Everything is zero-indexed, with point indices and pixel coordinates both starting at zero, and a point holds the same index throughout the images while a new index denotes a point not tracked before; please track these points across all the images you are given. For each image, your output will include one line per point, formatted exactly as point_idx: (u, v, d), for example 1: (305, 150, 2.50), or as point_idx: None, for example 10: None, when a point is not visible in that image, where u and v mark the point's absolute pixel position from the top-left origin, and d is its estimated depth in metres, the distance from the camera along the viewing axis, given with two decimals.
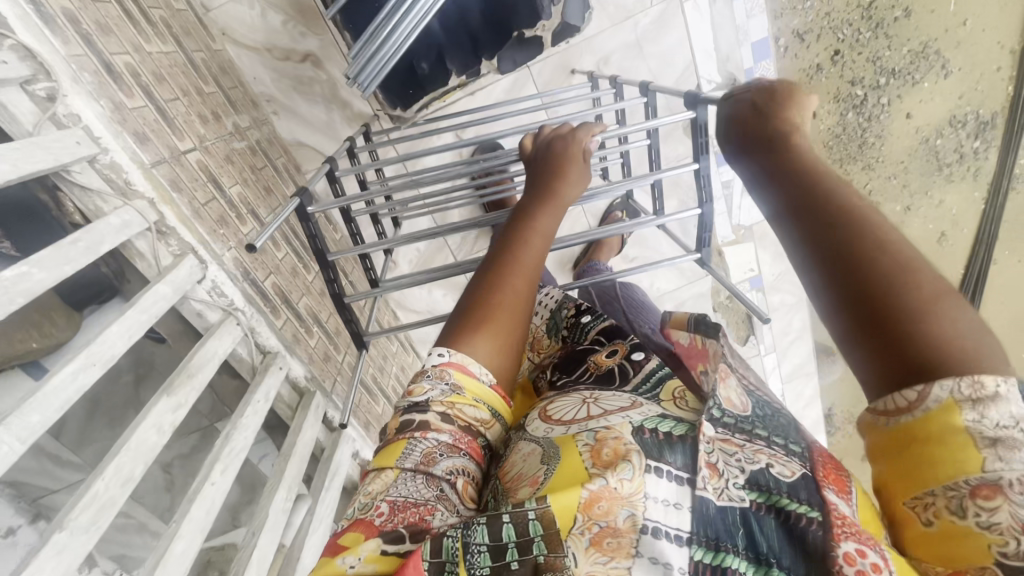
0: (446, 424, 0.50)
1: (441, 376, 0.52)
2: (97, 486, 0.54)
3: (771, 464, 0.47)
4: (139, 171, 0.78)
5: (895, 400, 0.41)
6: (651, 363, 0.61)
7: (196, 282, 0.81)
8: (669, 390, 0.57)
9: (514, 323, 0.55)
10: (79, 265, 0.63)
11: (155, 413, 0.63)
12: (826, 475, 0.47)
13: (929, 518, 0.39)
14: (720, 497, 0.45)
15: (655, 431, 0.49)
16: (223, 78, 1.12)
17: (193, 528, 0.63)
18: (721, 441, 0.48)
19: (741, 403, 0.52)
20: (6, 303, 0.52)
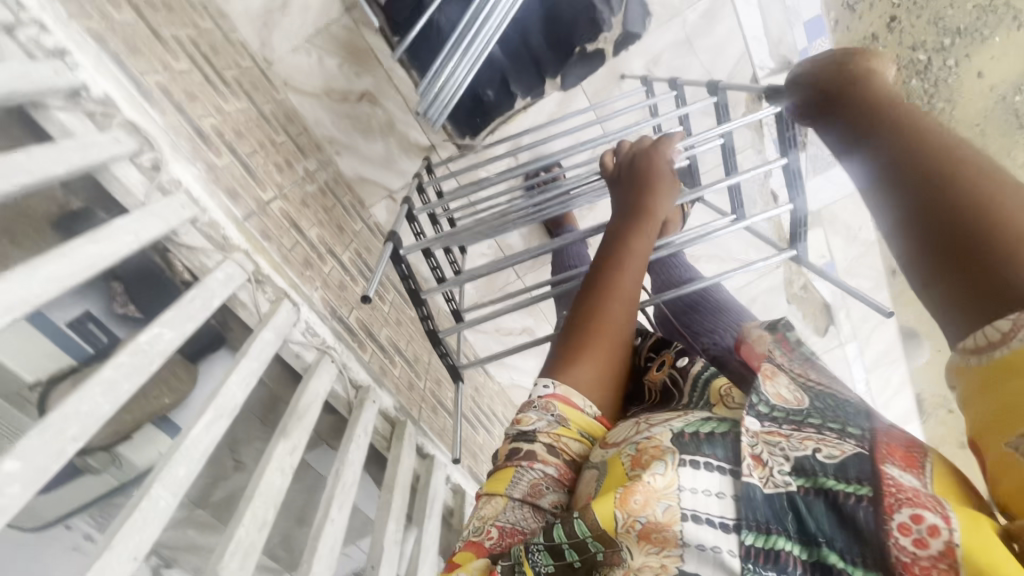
0: (553, 456, 0.50)
1: (547, 408, 0.52)
2: (240, 532, 0.57)
3: (818, 448, 0.44)
4: (234, 225, 0.83)
5: (985, 332, 0.35)
6: (697, 366, 0.60)
7: (293, 325, 0.85)
8: (716, 392, 0.54)
9: (616, 347, 0.55)
10: (198, 321, 0.66)
11: (276, 456, 0.66)
12: (890, 448, 0.42)
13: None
14: (767, 485, 0.44)
15: (695, 433, 0.46)
16: (291, 126, 1.18)
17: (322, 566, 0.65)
18: (766, 433, 0.46)
19: (795, 398, 0.48)
20: (148, 363, 0.56)
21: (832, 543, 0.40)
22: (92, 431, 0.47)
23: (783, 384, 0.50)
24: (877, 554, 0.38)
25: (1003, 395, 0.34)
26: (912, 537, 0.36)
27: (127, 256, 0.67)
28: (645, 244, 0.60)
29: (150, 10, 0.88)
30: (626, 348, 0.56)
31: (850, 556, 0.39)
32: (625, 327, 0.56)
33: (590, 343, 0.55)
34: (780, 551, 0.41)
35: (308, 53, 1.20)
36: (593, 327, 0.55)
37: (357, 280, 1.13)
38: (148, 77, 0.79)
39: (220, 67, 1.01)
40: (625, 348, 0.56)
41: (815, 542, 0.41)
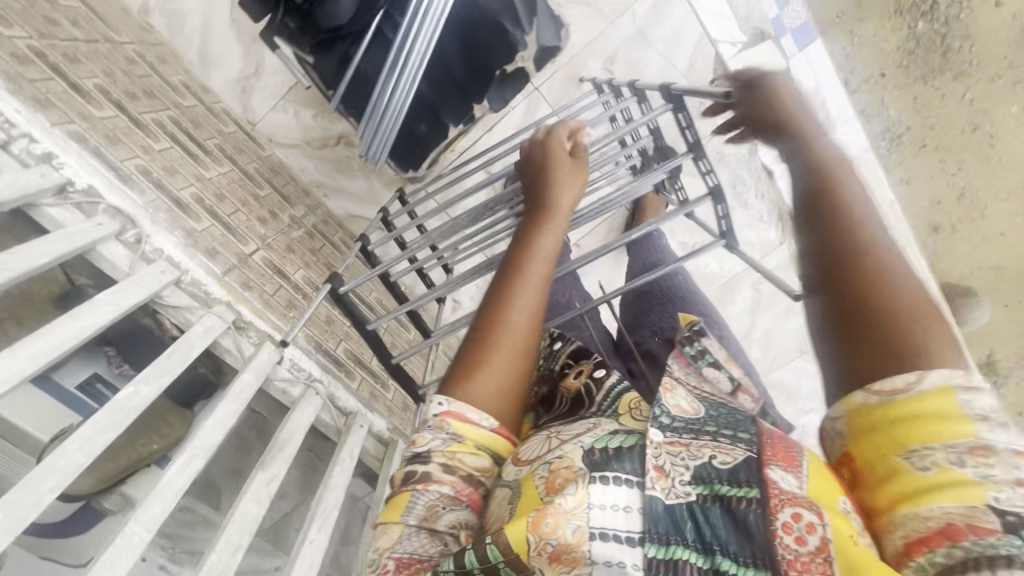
0: (448, 476, 0.54)
1: (442, 427, 0.56)
2: (212, 558, 0.64)
3: (711, 454, 0.47)
4: (215, 281, 0.92)
5: (892, 381, 0.42)
6: (611, 379, 0.72)
7: (276, 364, 0.93)
8: (626, 404, 0.67)
9: (508, 360, 0.58)
10: (176, 373, 0.75)
11: (253, 487, 0.74)
12: (772, 452, 0.46)
13: (925, 465, 0.39)
14: (669, 496, 0.45)
15: (603, 449, 0.49)
16: (276, 179, 1.28)
17: None
18: (667, 442, 0.49)
19: (692, 408, 0.52)
20: (123, 417, 0.65)
21: (725, 549, 0.42)
22: (69, 482, 0.56)
23: (681, 395, 0.54)
24: (767, 554, 0.40)
25: (890, 426, 0.41)
26: (795, 535, 0.40)
27: (114, 323, 0.77)
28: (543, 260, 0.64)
29: (131, 101, 1.00)
30: (521, 361, 0.59)
31: (744, 559, 0.41)
32: (517, 340, 0.59)
33: (481, 359, 0.58)
34: (682, 561, 0.42)
35: (285, 110, 1.31)
36: (484, 343, 0.59)
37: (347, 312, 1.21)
38: (128, 162, 0.90)
39: (202, 138, 1.13)
40: (521, 362, 0.59)
41: (711, 548, 0.42)
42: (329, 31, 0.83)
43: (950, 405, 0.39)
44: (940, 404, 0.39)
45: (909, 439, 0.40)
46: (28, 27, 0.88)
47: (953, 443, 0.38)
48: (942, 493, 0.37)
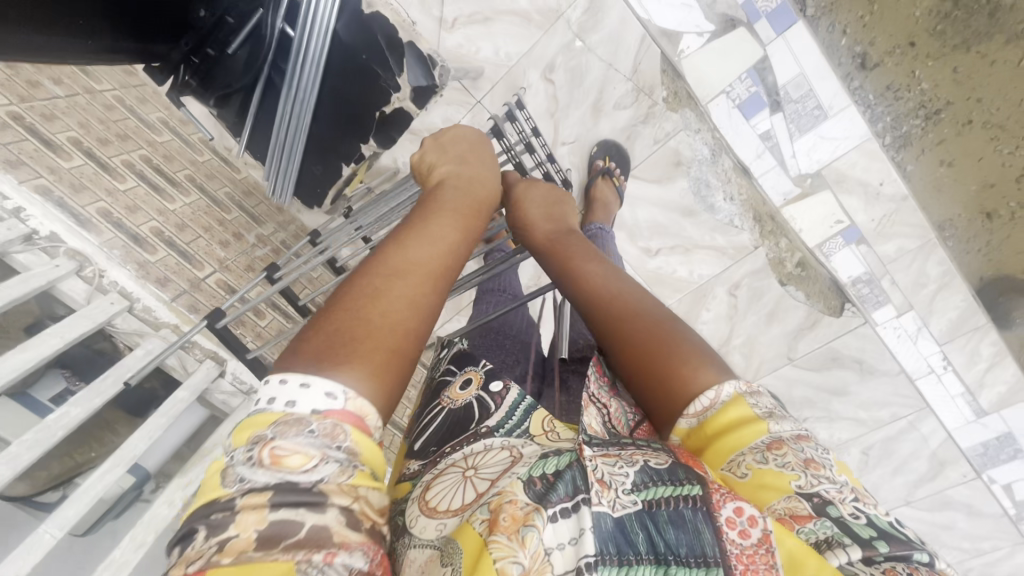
0: (355, 536, 0.39)
1: (335, 436, 0.42)
2: (115, 552, 0.79)
3: (647, 462, 0.56)
4: (165, 307, 1.07)
5: (701, 403, 0.59)
6: (511, 394, 0.73)
7: (216, 378, 1.07)
8: (538, 424, 0.68)
9: (391, 339, 0.49)
10: (109, 394, 0.90)
11: (166, 492, 0.88)
12: (687, 461, 0.57)
13: (745, 469, 0.54)
14: (615, 508, 0.50)
15: (544, 476, 0.53)
16: (247, 199, 1.42)
17: None
18: (601, 456, 0.56)
19: (601, 430, 0.62)
20: (49, 435, 0.80)
21: (678, 554, 0.48)
22: None
23: (595, 415, 0.63)
24: (717, 552, 0.47)
25: (719, 443, 0.57)
26: (738, 528, 0.48)
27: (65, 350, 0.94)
28: (442, 235, 0.60)
29: (102, 147, 1.16)
30: (416, 335, 0.51)
31: (695, 559, 0.47)
32: (409, 310, 0.52)
33: (359, 331, 0.48)
34: None
35: None
36: (365, 317, 0.49)
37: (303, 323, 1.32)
38: (91, 206, 1.06)
39: (172, 172, 1.27)
40: (412, 341, 0.51)
41: (662, 560, 0.48)
42: (227, 86, 0.94)
43: (747, 410, 0.58)
44: (737, 417, 0.57)
45: (730, 447, 0.56)
46: (10, 94, 1.05)
47: (755, 443, 0.55)
48: (771, 481, 0.52)
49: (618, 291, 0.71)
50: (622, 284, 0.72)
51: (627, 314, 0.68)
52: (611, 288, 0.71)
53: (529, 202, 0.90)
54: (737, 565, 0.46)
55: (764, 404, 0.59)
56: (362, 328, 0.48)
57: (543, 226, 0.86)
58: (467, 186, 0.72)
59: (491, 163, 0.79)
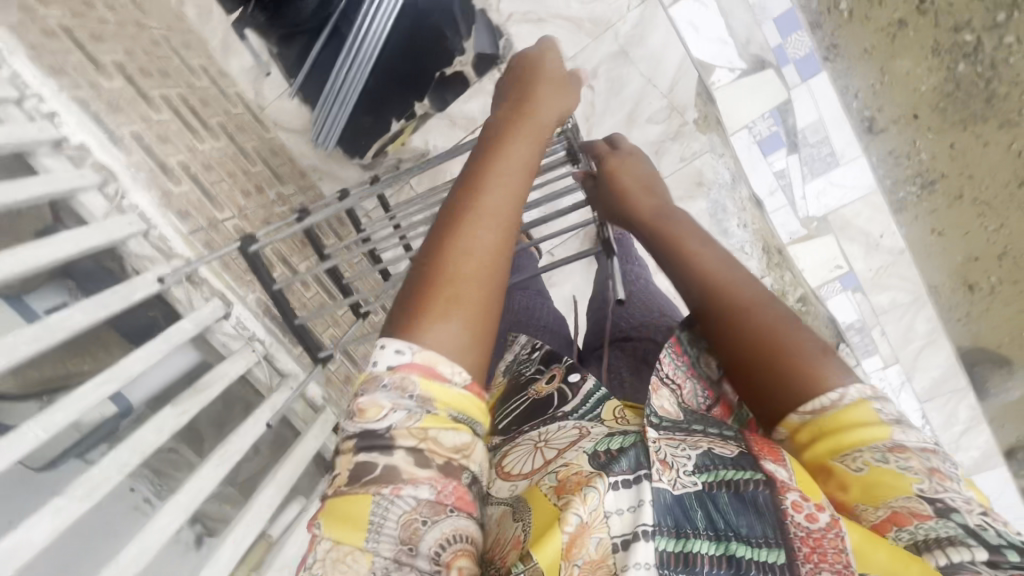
0: (424, 473, 0.49)
1: (404, 389, 0.50)
2: (97, 466, 0.73)
3: (711, 449, 0.58)
4: (181, 239, 1.04)
5: (823, 403, 0.59)
6: (587, 384, 0.71)
7: (220, 318, 1.04)
8: (611, 411, 0.67)
9: (474, 283, 0.53)
10: (114, 308, 0.86)
11: (158, 417, 0.83)
12: (760, 449, 0.58)
13: (860, 464, 0.54)
14: (676, 486, 0.55)
15: (608, 451, 0.58)
16: (272, 158, 1.41)
17: (179, 507, 0.79)
18: (665, 437, 0.59)
19: (674, 410, 0.63)
20: (50, 334, 0.76)
21: (739, 532, 0.52)
22: None
23: (666, 396, 0.64)
24: (780, 536, 0.51)
25: (833, 441, 0.57)
26: (803, 513, 0.51)
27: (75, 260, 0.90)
28: (505, 176, 0.59)
29: (143, 77, 1.15)
30: (489, 287, 0.54)
31: (757, 539, 0.51)
32: (483, 263, 0.54)
33: (444, 284, 0.53)
34: (692, 551, 0.51)
35: (292, 98, 1.44)
36: (450, 266, 0.53)
37: (311, 285, 1.30)
38: (124, 127, 1.04)
39: (205, 116, 1.27)
40: (486, 290, 0.54)
41: (721, 537, 0.52)
42: (293, 26, 0.95)
43: (869, 415, 0.58)
44: (856, 418, 0.57)
45: (849, 444, 0.56)
46: (64, 7, 1.05)
47: (876, 445, 0.55)
48: (886, 482, 0.52)
49: (734, 278, 0.68)
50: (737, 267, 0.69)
51: (740, 307, 0.65)
52: (724, 273, 0.69)
53: (627, 178, 0.86)
54: (803, 548, 0.49)
55: (891, 411, 0.59)
56: (443, 279, 0.53)
57: (646, 199, 0.83)
58: (527, 112, 0.68)
59: (559, 90, 0.73)
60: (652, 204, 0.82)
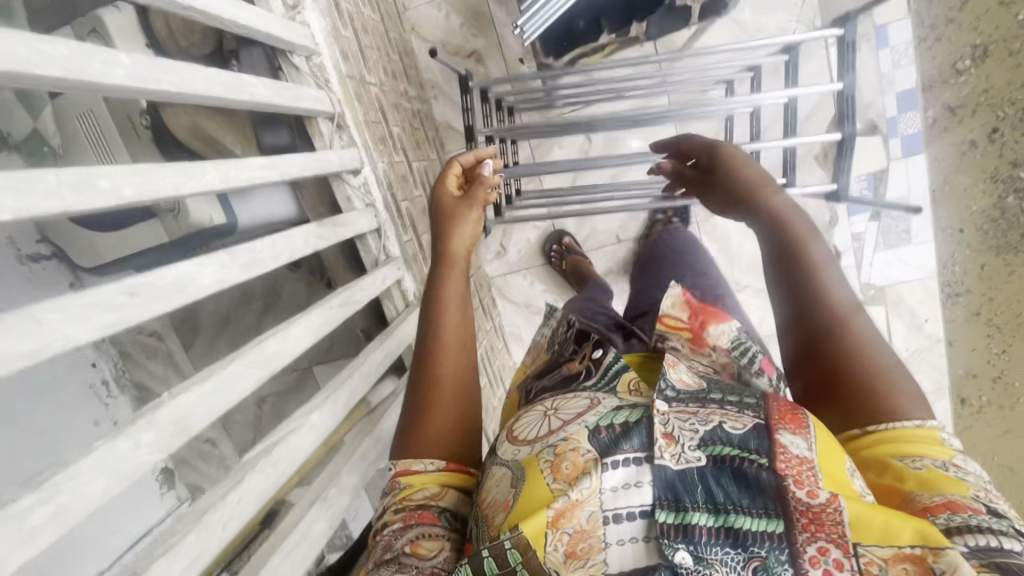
0: (399, 514, 0.58)
1: (392, 485, 0.61)
2: (256, 246, 0.62)
3: (721, 422, 0.50)
4: (337, 76, 0.96)
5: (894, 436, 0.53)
6: (608, 357, 0.65)
7: (353, 170, 0.95)
8: (625, 381, 0.61)
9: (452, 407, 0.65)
10: (285, 102, 0.77)
11: (305, 228, 0.73)
12: (780, 417, 0.50)
13: (919, 466, 0.49)
14: (678, 461, 0.47)
15: (611, 426, 0.51)
16: (405, 56, 1.35)
17: (311, 325, 0.68)
18: (675, 411, 0.52)
19: (693, 381, 0.58)
20: (239, 91, 0.66)
21: (738, 503, 0.45)
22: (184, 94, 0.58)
23: (682, 371, 0.59)
24: (781, 507, 0.44)
25: (880, 450, 0.52)
26: (805, 490, 0.44)
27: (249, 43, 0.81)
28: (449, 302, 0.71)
29: None
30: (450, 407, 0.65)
31: (756, 509, 0.44)
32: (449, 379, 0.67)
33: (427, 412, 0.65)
34: (692, 524, 0.44)
35: (441, 8, 1.40)
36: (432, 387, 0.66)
37: (418, 185, 1.21)
38: None
39: None
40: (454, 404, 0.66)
41: (721, 509, 0.44)
42: None
43: (931, 435, 0.53)
44: (922, 434, 0.52)
45: (896, 450, 0.52)
46: None
47: (936, 457, 0.50)
48: (938, 485, 0.47)
49: (851, 326, 0.60)
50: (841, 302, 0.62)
51: (850, 363, 0.58)
52: (847, 317, 0.60)
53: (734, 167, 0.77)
54: (801, 519, 0.43)
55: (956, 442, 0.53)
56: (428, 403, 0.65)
57: (769, 203, 0.71)
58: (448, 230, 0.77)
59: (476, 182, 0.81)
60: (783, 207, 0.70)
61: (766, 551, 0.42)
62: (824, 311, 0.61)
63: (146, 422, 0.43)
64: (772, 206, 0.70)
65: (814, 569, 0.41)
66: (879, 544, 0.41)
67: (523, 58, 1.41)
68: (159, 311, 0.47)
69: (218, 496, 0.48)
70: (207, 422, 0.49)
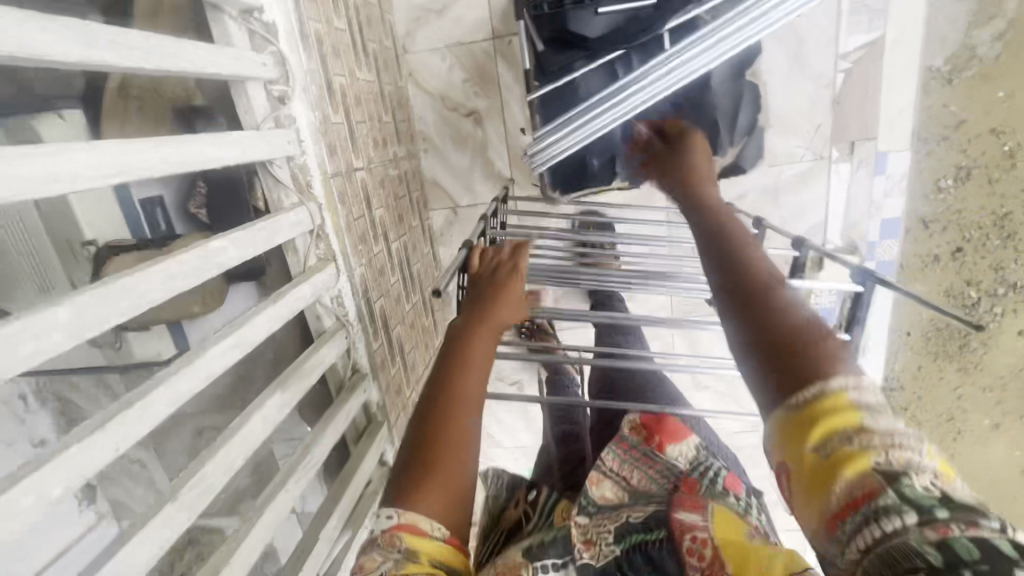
0: None
1: (391, 543, 0.47)
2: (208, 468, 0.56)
3: (630, 515, 0.54)
4: (321, 178, 0.85)
5: (811, 398, 0.39)
6: (543, 495, 0.64)
7: (328, 289, 0.86)
8: (561, 513, 0.59)
9: (463, 464, 0.52)
10: (259, 251, 0.68)
11: (265, 407, 0.66)
12: (679, 502, 0.54)
13: (825, 451, 0.37)
14: (598, 559, 0.51)
15: (541, 542, 0.53)
16: (398, 110, 1.23)
17: (262, 531, 0.65)
18: (594, 521, 0.55)
19: (616, 496, 0.59)
20: (203, 272, 0.57)
21: None
22: (138, 313, 0.49)
23: (607, 486, 0.60)
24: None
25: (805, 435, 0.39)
26: (698, 555, 0.47)
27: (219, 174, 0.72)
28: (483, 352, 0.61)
29: None
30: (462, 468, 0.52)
31: None
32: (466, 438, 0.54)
33: (429, 476, 0.51)
34: None
35: (444, 57, 1.28)
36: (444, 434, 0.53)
37: (396, 270, 1.13)
38: (312, 22, 0.85)
39: (367, 38, 1.07)
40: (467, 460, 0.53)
41: None
42: (576, 36, 0.84)
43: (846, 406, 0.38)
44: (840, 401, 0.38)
45: (822, 426, 0.38)
46: None
47: (864, 417, 0.37)
48: (846, 468, 0.36)
49: (797, 315, 0.46)
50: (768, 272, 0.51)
51: (803, 349, 0.43)
52: (799, 314, 0.46)
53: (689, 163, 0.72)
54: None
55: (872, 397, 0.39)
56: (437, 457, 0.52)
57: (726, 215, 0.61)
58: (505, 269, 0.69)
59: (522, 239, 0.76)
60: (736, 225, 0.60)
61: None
62: (774, 297, 0.48)
63: None
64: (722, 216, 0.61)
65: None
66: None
67: (525, 129, 1.31)
68: None
69: None
70: None
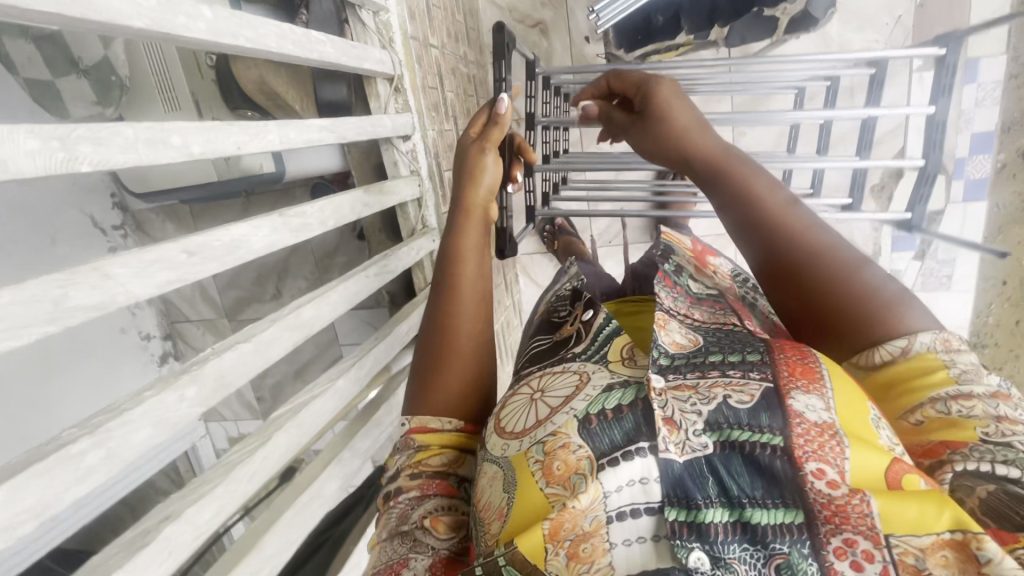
0: (414, 481, 0.49)
1: (407, 444, 0.51)
2: (306, 210, 0.63)
3: (726, 397, 0.41)
4: (402, 35, 0.93)
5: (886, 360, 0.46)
6: (600, 317, 0.52)
7: (404, 136, 0.94)
8: (618, 349, 0.49)
9: (475, 361, 0.54)
10: (348, 62, 0.76)
11: (352, 196, 0.74)
12: (792, 373, 0.43)
13: (917, 418, 0.43)
14: (683, 452, 0.39)
15: (604, 414, 0.42)
16: (470, 17, 1.31)
17: (352, 290, 0.72)
18: (672, 389, 0.43)
19: (689, 341, 0.49)
20: (307, 50, 0.66)
21: (753, 494, 0.37)
22: (256, 47, 0.57)
23: (674, 330, 0.49)
24: (797, 499, 0.36)
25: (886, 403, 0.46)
26: (825, 481, 0.36)
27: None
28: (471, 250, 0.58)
29: None
30: (468, 362, 0.54)
31: (770, 500, 0.37)
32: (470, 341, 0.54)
33: (444, 366, 0.53)
34: (706, 525, 0.37)
35: None
36: (445, 341, 0.54)
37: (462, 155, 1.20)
38: None
39: None
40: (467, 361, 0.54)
41: (737, 505, 0.37)
42: None
43: (930, 369, 0.44)
44: (921, 370, 0.44)
45: (905, 400, 0.44)
46: None
47: (941, 393, 0.43)
48: (935, 433, 0.41)
49: (845, 268, 0.48)
50: (823, 254, 0.49)
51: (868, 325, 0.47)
52: (840, 260, 0.48)
53: (671, 108, 0.58)
54: (820, 510, 0.36)
55: (962, 363, 0.44)
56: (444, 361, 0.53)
57: (699, 139, 0.56)
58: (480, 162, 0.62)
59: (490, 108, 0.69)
60: (675, 107, 0.58)
61: (788, 547, 0.35)
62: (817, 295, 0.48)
63: (191, 378, 0.45)
64: (693, 133, 0.56)
65: (842, 565, 0.34)
66: (913, 534, 0.33)
67: (589, 37, 1.35)
68: (214, 271, 0.49)
69: (243, 457, 0.50)
70: (241, 381, 0.51)
